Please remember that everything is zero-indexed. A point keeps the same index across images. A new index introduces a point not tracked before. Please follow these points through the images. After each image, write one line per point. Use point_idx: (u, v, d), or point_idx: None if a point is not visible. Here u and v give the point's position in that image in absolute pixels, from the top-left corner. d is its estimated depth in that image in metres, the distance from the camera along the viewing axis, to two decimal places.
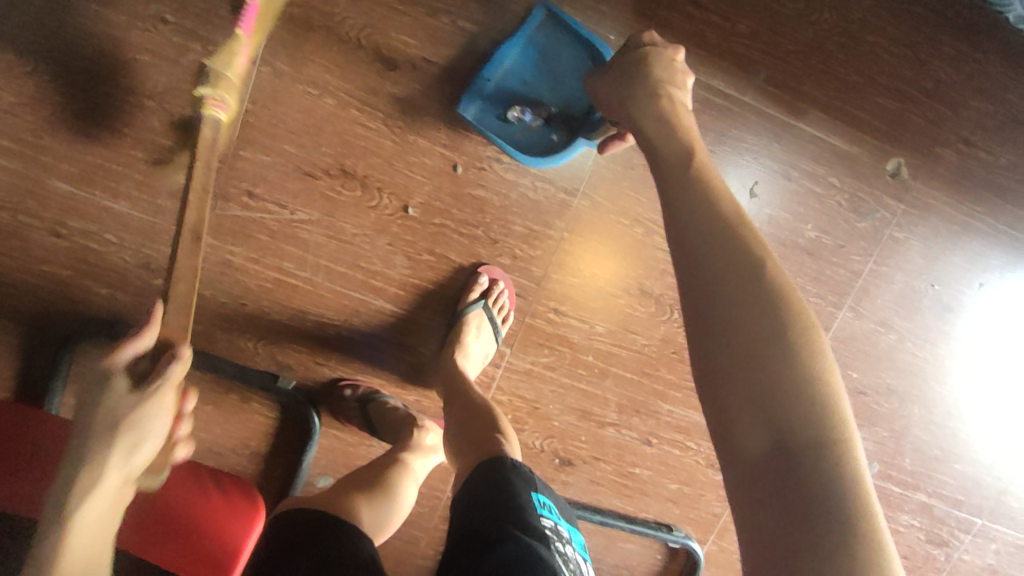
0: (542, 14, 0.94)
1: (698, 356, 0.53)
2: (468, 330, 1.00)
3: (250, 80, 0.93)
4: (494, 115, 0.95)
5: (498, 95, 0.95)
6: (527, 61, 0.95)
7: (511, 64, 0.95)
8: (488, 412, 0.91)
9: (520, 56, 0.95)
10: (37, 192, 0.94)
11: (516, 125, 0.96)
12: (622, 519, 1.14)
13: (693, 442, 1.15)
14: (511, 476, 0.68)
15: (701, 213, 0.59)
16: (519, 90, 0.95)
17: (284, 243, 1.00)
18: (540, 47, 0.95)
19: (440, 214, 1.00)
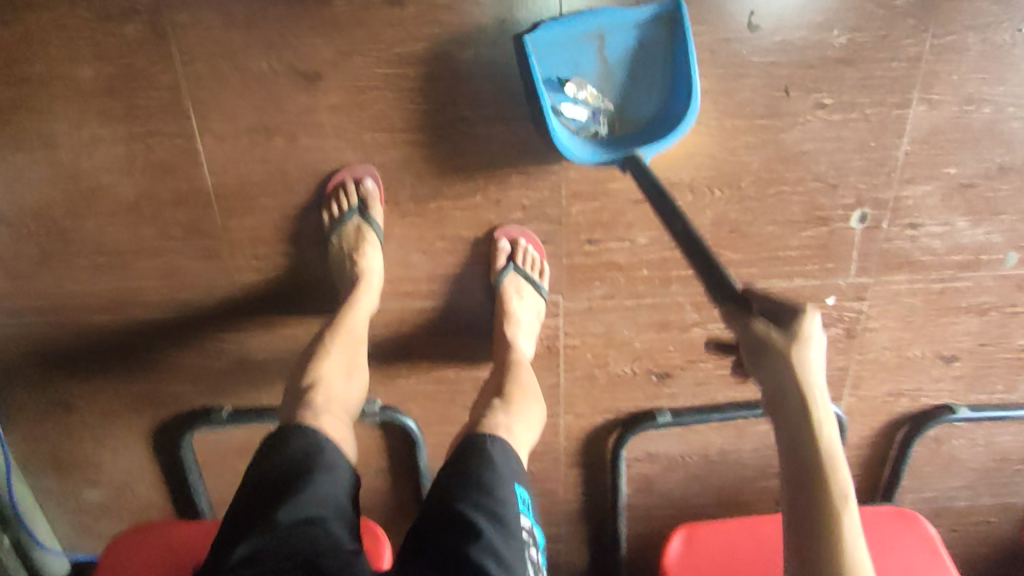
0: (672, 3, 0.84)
1: (794, 560, 0.61)
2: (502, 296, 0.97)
3: (200, 155, 0.91)
4: (553, 79, 0.89)
5: (571, 54, 0.88)
6: (620, 44, 0.88)
7: (607, 40, 0.87)
8: (518, 377, 0.91)
9: (617, 40, 0.87)
10: (93, 330, 1.02)
11: (564, 96, 0.89)
12: (743, 407, 1.09)
13: (790, 309, 1.05)
14: (499, 463, 0.75)
15: (800, 447, 0.61)
16: (595, 72, 0.90)
17: (308, 286, 1.00)
18: (638, 42, 0.88)
19: (432, 198, 0.95)
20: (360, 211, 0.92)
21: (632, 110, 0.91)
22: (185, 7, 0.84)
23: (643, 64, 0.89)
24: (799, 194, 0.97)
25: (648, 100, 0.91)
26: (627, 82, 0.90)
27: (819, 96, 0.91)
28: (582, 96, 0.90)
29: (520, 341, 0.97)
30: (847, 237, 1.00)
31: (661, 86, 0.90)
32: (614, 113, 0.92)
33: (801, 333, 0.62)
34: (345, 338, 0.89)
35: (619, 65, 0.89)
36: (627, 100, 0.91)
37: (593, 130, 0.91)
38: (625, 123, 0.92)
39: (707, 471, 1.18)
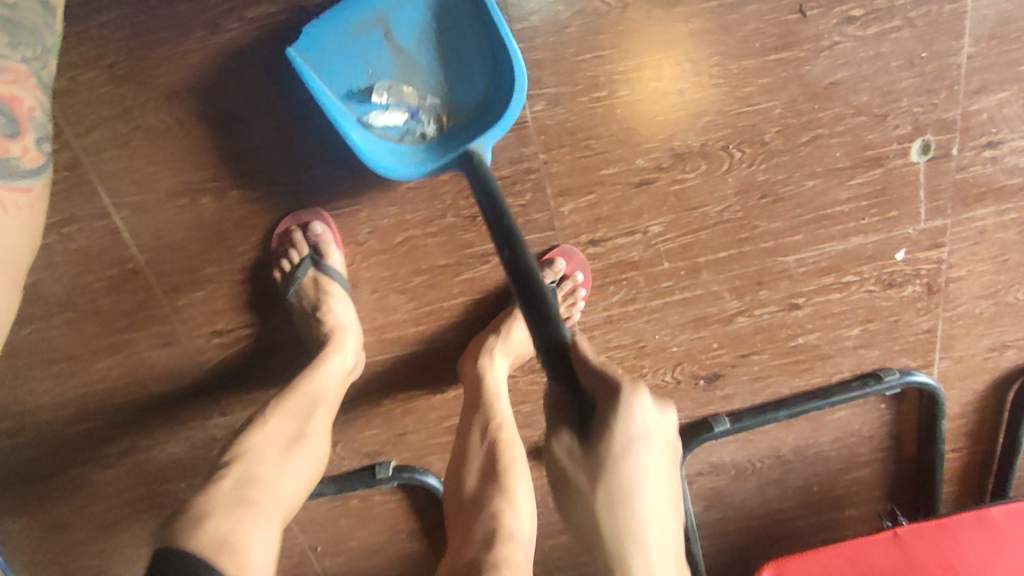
0: None
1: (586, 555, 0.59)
2: (527, 324, 0.83)
3: (124, 233, 0.78)
4: (342, 91, 0.70)
5: (360, 53, 0.70)
6: (407, 37, 0.69)
7: (393, 24, 0.69)
8: (503, 462, 0.71)
9: (411, 11, 0.69)
10: (65, 445, 0.91)
11: (371, 103, 0.71)
12: (815, 397, 0.91)
13: (852, 274, 0.86)
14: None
15: (598, 494, 0.55)
16: (397, 67, 0.70)
17: (283, 355, 0.86)
18: (433, 7, 0.69)
19: (397, 229, 0.80)
20: (315, 258, 0.78)
21: (459, 102, 0.72)
22: (60, 69, 0.71)
23: (458, 42, 0.70)
24: (841, 136, 0.78)
25: (473, 83, 0.71)
26: (440, 64, 0.71)
27: (844, 9, 0.72)
28: (394, 101, 0.71)
29: (498, 396, 0.79)
30: (910, 175, 0.80)
31: (480, 55, 0.70)
32: (437, 106, 0.72)
33: (631, 436, 0.55)
34: (296, 406, 0.72)
35: (419, 46, 0.70)
36: (447, 88, 0.71)
37: (417, 133, 0.72)
38: (456, 118, 0.72)
39: (785, 472, 1.01)
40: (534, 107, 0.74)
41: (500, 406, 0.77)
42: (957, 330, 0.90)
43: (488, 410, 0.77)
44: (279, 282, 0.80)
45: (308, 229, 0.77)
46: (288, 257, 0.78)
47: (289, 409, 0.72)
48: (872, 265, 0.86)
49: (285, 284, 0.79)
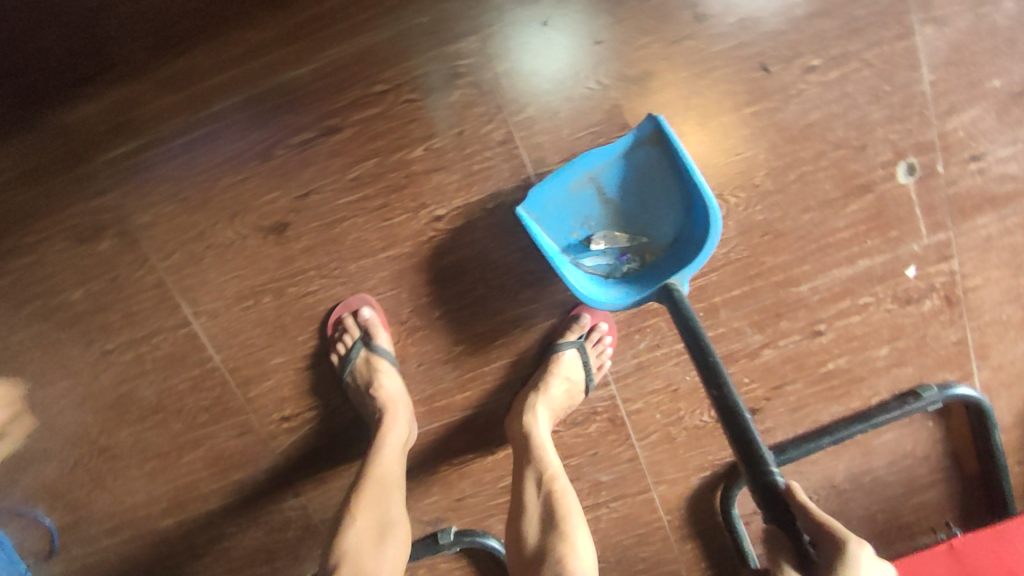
0: (647, 130, 0.78)
1: None
2: (564, 376, 0.87)
3: (203, 335, 0.90)
4: (567, 243, 0.84)
5: (575, 207, 0.83)
6: (615, 187, 0.82)
7: (606, 184, 0.82)
8: (561, 509, 0.74)
9: (619, 175, 0.82)
10: (155, 542, 0.98)
11: (589, 252, 0.84)
12: (857, 421, 0.92)
13: (868, 296, 0.89)
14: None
15: None
16: (606, 215, 0.83)
17: (346, 434, 0.94)
18: (637, 168, 0.81)
19: (434, 305, 0.89)
20: (366, 341, 0.87)
21: (658, 237, 0.83)
22: (145, 206, 0.86)
23: (654, 191, 0.82)
24: (827, 169, 0.85)
25: (670, 218, 0.82)
26: (640, 208, 0.83)
27: (805, 61, 0.82)
28: (607, 245, 0.84)
29: (546, 448, 0.82)
30: (902, 196, 0.86)
31: (680, 200, 0.81)
32: (642, 244, 0.84)
33: None
34: (374, 492, 0.78)
35: (622, 197, 0.82)
36: (649, 229, 0.83)
37: (623, 269, 0.84)
38: (655, 251, 0.83)
39: (845, 504, 0.99)
40: (543, 183, 0.84)
41: (549, 456, 0.80)
42: (988, 338, 0.92)
43: (540, 462, 0.80)
44: (337, 364, 0.89)
45: (358, 315, 0.87)
46: (342, 340, 0.88)
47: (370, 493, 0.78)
48: (886, 285, 0.89)
49: (342, 367, 0.88)
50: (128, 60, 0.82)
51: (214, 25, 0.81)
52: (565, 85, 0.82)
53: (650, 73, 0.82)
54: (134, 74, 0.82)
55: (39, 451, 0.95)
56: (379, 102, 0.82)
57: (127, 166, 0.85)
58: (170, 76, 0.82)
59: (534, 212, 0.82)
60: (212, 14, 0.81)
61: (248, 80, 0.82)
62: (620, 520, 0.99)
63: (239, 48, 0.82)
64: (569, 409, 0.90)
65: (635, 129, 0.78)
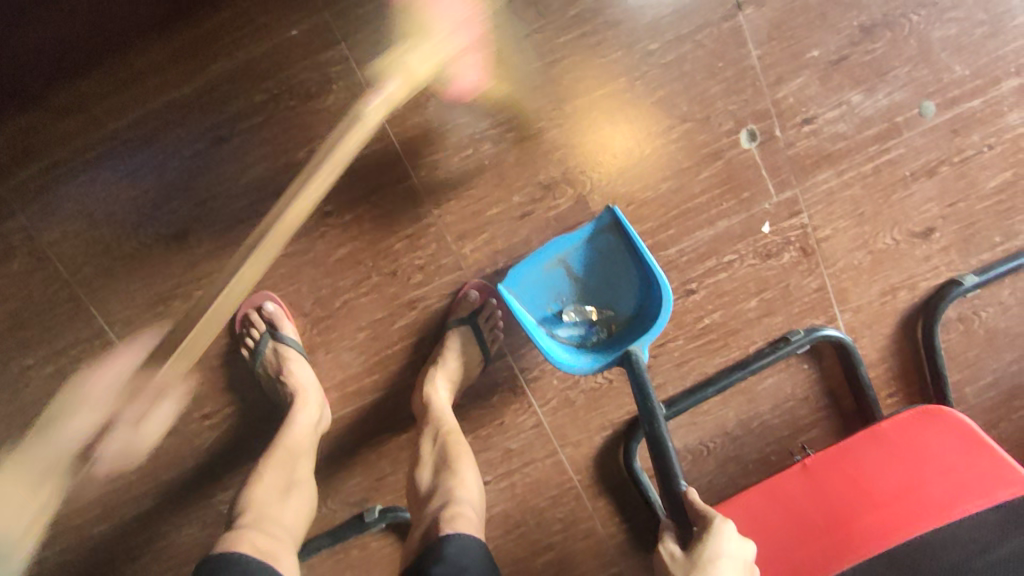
0: (606, 219, 0.88)
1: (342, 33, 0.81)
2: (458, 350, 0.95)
3: (119, 343, 0.96)
4: (544, 317, 0.93)
5: (549, 283, 0.92)
6: (581, 265, 0.91)
7: (574, 262, 0.91)
8: (453, 456, 0.87)
9: (586, 256, 0.91)
10: (88, 550, 1.01)
11: (562, 322, 0.93)
12: (736, 368, 1.00)
13: (731, 253, 0.99)
14: (461, 553, 0.72)
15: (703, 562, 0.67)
16: (576, 291, 0.93)
17: (264, 426, 1.00)
18: (599, 249, 0.90)
19: (335, 296, 0.95)
20: (273, 334, 0.93)
21: (620, 307, 0.92)
22: (52, 226, 0.91)
23: (615, 269, 0.91)
24: (678, 141, 0.94)
25: (632, 293, 0.91)
26: (605, 284, 0.92)
27: (644, 46, 0.91)
28: (577, 317, 0.93)
29: (444, 410, 0.92)
30: (748, 160, 0.95)
31: (639, 279, 0.90)
32: (608, 317, 0.92)
33: (716, 552, 0.65)
34: (282, 457, 0.87)
35: (589, 274, 0.92)
36: (614, 303, 0.92)
37: (592, 340, 0.92)
38: (620, 323, 0.92)
39: (739, 448, 1.08)
40: (422, 173, 0.92)
41: (445, 416, 0.91)
42: (843, 283, 1.01)
43: (436, 423, 0.91)
44: (247, 357, 0.95)
45: (263, 308, 0.94)
46: (251, 335, 0.94)
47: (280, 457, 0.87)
48: (746, 242, 0.98)
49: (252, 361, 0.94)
50: (21, 91, 0.88)
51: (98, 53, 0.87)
52: (431, 83, 0.90)
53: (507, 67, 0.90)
54: (28, 104, 0.88)
55: None
56: (262, 111, 0.89)
57: (31, 190, 0.90)
58: (62, 103, 0.88)
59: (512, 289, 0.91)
60: (100, 51, 0.87)
61: (137, 101, 0.89)
62: (534, 484, 1.07)
63: (125, 71, 0.88)
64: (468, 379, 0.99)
65: (595, 217, 0.87)
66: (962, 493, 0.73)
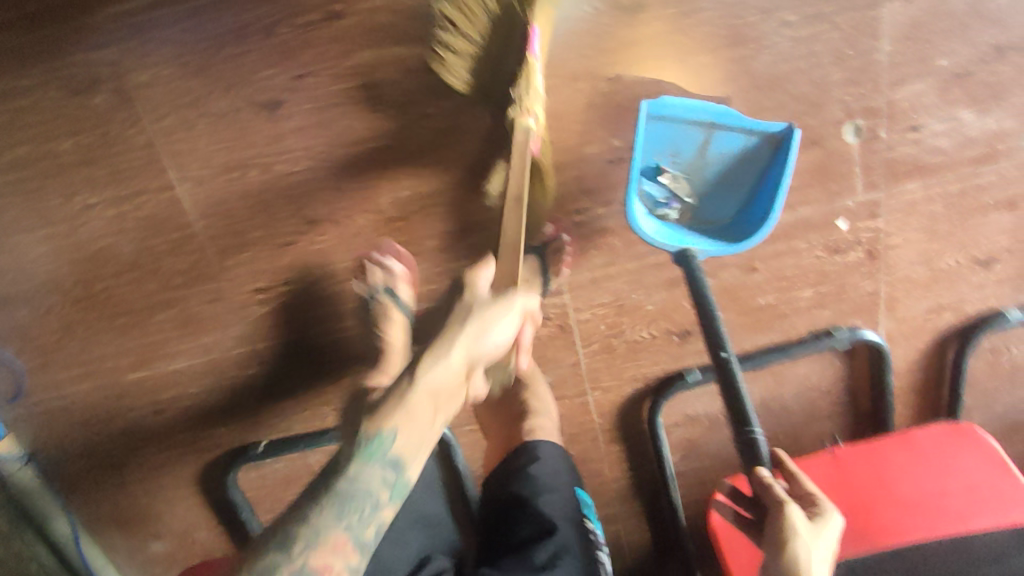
0: (774, 131, 0.87)
1: None
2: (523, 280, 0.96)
3: (186, 201, 0.94)
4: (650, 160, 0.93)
5: (676, 138, 0.91)
6: (710, 151, 0.91)
7: (713, 146, 0.91)
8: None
9: (725, 149, 0.90)
10: (120, 393, 1.03)
11: (655, 182, 0.93)
12: (774, 351, 1.04)
13: (801, 241, 1.00)
14: (548, 466, 0.90)
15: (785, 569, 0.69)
16: (690, 164, 0.93)
17: (316, 310, 1.00)
18: (743, 153, 0.91)
19: (414, 199, 0.94)
20: (392, 294, 0.88)
21: (709, 210, 0.94)
22: (142, 66, 0.87)
23: (731, 175, 0.92)
24: (783, 120, 0.93)
25: (727, 208, 0.94)
26: (710, 181, 0.93)
27: (782, 16, 0.89)
28: (669, 184, 0.93)
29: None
30: (845, 154, 0.95)
31: (746, 197, 0.93)
32: (688, 206, 0.94)
33: (812, 533, 0.71)
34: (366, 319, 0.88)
35: (714, 163, 0.92)
36: (707, 200, 0.94)
37: (663, 212, 0.94)
38: (692, 218, 0.94)
39: (753, 424, 1.13)
40: None
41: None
42: (897, 292, 1.04)
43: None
44: None
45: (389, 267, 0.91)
46: None
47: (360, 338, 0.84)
48: (819, 234, 1.00)
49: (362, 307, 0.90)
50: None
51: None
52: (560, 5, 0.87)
53: (639, 6, 0.88)
54: None
55: (13, 294, 0.98)
56: None
57: (129, 23, 0.86)
58: None
59: (654, 115, 0.88)
60: None
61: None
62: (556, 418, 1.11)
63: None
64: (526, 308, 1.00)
65: (770, 124, 0.86)
66: (976, 509, 0.80)
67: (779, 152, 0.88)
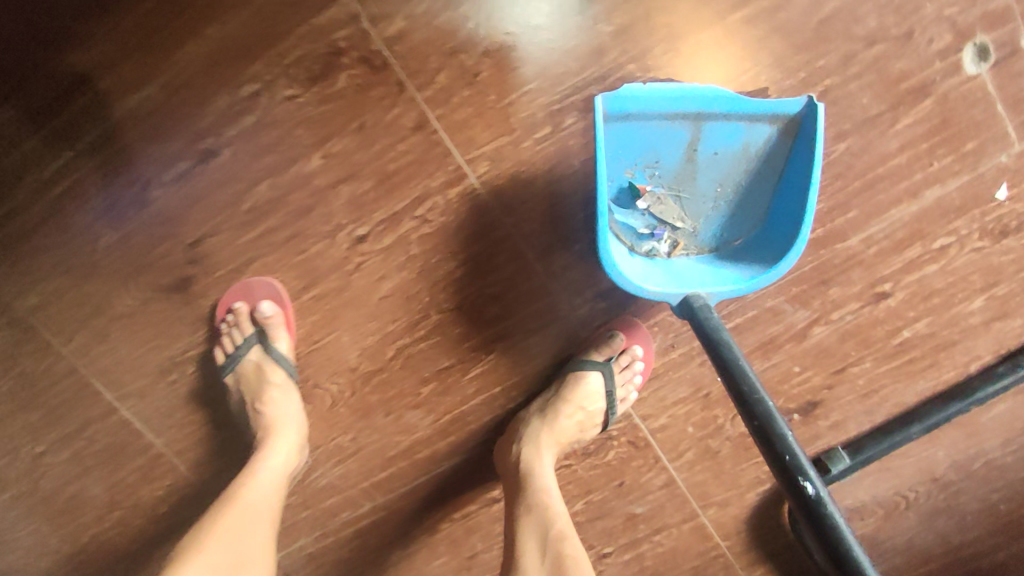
0: (790, 119, 0.60)
1: None
2: (579, 405, 0.69)
3: (137, 422, 0.76)
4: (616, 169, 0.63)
5: (653, 140, 0.62)
6: (710, 166, 0.63)
7: (701, 148, 0.62)
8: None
9: (719, 148, 0.62)
10: None
11: (623, 210, 0.64)
12: (954, 397, 0.72)
13: (944, 237, 0.67)
14: None
15: None
16: (677, 174, 0.63)
17: (322, 504, 0.79)
18: (744, 154, 0.62)
19: (387, 343, 0.72)
20: (261, 338, 0.70)
21: (706, 233, 0.65)
22: (26, 288, 0.70)
23: (753, 195, 0.64)
24: (862, 79, 0.61)
25: (738, 225, 0.65)
26: (723, 204, 0.64)
27: None
28: (647, 208, 0.64)
29: (550, 491, 0.66)
30: (975, 93, 0.61)
31: (761, 212, 0.64)
32: (680, 236, 0.65)
33: None
34: (232, 519, 0.62)
35: (724, 176, 0.63)
36: (702, 217, 0.65)
37: (645, 248, 0.66)
38: (691, 250, 0.66)
39: (953, 497, 0.78)
40: (478, 169, 0.64)
41: (555, 506, 0.64)
42: None
43: (544, 518, 0.63)
44: (222, 361, 0.72)
45: (256, 310, 0.68)
46: (230, 335, 0.71)
47: (217, 536, 0.61)
48: (970, 219, 0.66)
49: (223, 367, 0.71)
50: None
51: (27, 49, 0.62)
52: (475, 38, 0.60)
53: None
54: None
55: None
56: (254, 108, 0.63)
57: None
58: (4, 129, 0.64)
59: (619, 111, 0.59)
60: (28, 35, 0.61)
61: (96, 113, 0.64)
62: (668, 553, 0.81)
63: (67, 76, 0.62)
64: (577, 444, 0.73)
65: (779, 101, 0.59)
66: None
67: (796, 145, 0.61)
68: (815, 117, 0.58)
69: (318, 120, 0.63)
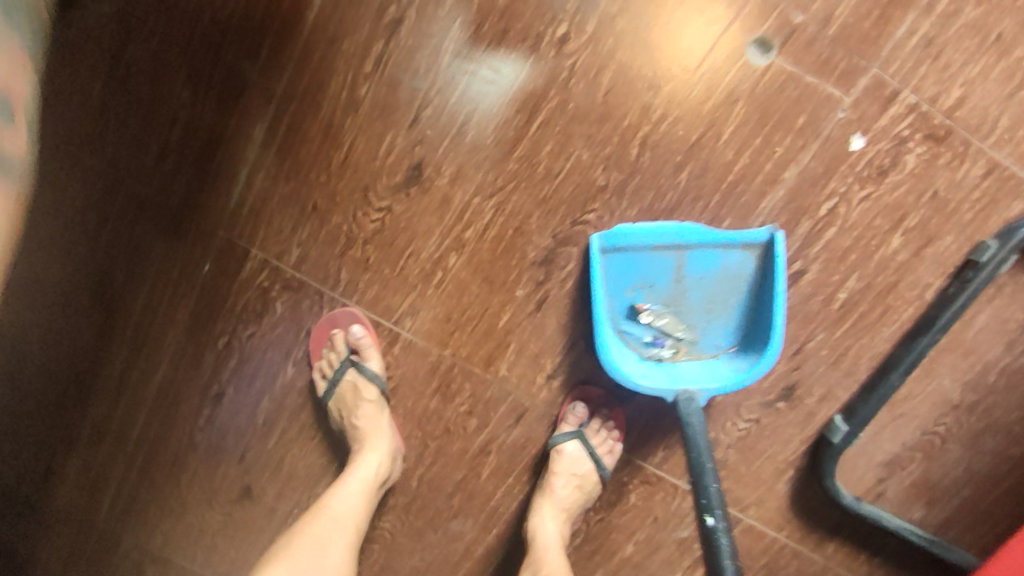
0: (763, 244, 0.68)
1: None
2: (567, 474, 0.77)
3: None
4: (615, 289, 0.72)
5: (647, 266, 0.71)
6: (706, 289, 0.71)
7: (691, 272, 0.70)
8: None
9: (708, 274, 0.70)
10: None
11: (630, 323, 0.73)
12: (920, 330, 0.71)
13: (828, 202, 0.69)
14: None
15: None
16: (672, 294, 0.71)
17: None
18: (728, 274, 0.70)
19: (409, 479, 0.83)
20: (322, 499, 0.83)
21: (705, 341, 0.72)
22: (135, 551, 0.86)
23: (745, 306, 0.71)
24: (669, 118, 0.67)
25: (733, 330, 0.72)
26: (716, 314, 0.72)
27: (553, 33, 0.66)
28: (650, 323, 0.72)
29: (547, 548, 0.75)
30: (776, 79, 0.65)
31: (751, 318, 0.71)
32: (681, 344, 0.73)
33: None
34: (319, 528, 0.70)
35: (715, 293, 0.71)
36: (700, 328, 0.72)
37: (652, 354, 0.73)
38: (692, 355, 0.73)
39: (985, 415, 0.77)
40: (406, 323, 0.76)
41: (549, 557, 0.74)
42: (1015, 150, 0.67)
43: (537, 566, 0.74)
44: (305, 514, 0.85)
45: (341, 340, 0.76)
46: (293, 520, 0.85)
47: (303, 543, 0.68)
48: (844, 176, 0.68)
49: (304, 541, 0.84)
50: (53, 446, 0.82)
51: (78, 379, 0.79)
52: (354, 233, 0.73)
53: (418, 164, 0.70)
54: (70, 449, 0.83)
55: None
56: (230, 353, 0.78)
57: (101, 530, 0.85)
58: (89, 434, 0.82)
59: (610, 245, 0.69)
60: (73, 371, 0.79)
61: (131, 404, 0.81)
62: None
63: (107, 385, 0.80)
64: (588, 504, 0.80)
65: (749, 233, 0.68)
66: None
67: (767, 266, 0.69)
68: (779, 245, 0.67)
69: (276, 339, 0.78)
